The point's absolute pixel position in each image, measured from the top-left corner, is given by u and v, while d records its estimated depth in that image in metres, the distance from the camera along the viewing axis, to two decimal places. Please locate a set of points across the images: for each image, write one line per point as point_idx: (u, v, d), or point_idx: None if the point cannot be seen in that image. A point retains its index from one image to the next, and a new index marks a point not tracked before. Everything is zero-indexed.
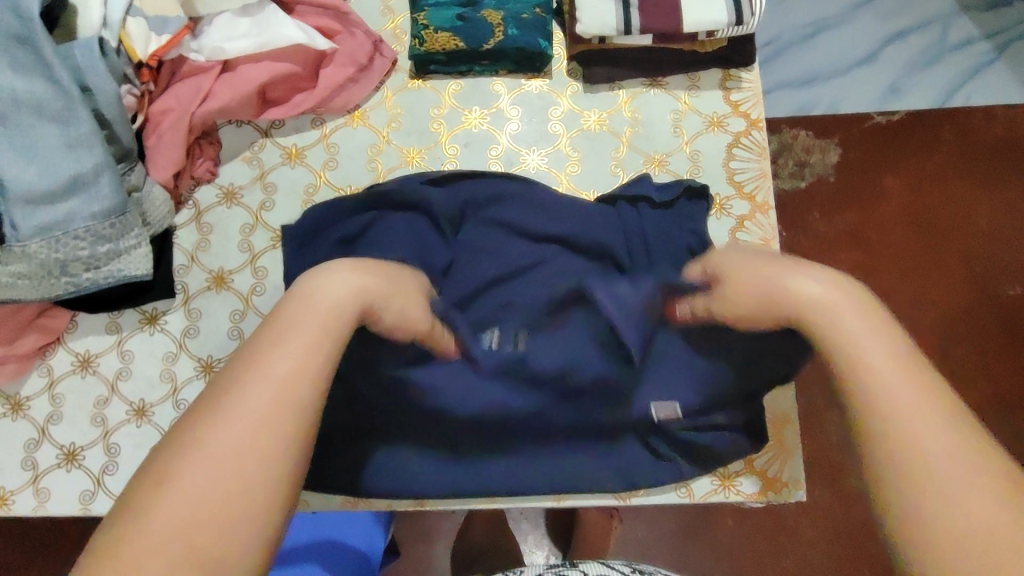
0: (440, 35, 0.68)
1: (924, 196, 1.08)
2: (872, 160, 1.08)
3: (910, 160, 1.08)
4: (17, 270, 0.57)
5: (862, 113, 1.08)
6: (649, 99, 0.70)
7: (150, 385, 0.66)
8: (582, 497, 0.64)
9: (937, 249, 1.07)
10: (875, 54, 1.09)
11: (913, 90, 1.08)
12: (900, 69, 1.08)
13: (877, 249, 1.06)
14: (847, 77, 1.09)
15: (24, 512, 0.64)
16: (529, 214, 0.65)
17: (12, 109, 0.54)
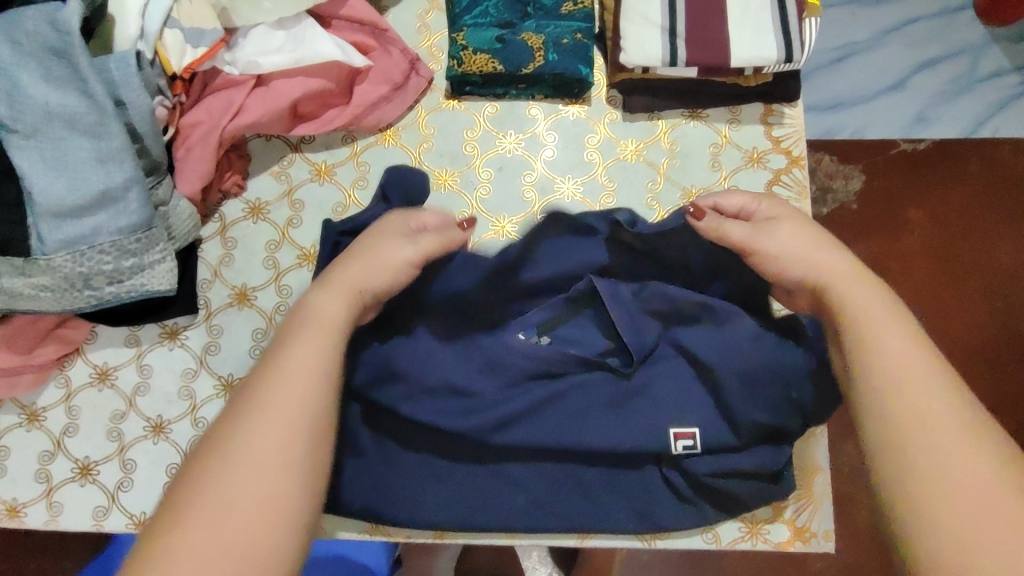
0: (478, 57, 0.66)
1: (948, 230, 1.06)
2: (896, 192, 1.06)
3: (936, 192, 1.06)
4: (41, 282, 0.56)
5: (887, 141, 1.06)
6: (688, 131, 0.69)
7: (168, 401, 0.64)
8: (606, 536, 0.62)
9: (960, 284, 1.05)
10: (904, 81, 1.06)
11: (941, 120, 1.05)
12: (930, 98, 1.05)
13: (899, 283, 1.05)
14: (875, 104, 1.06)
15: (35, 525, 0.63)
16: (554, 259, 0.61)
17: (45, 121, 0.52)
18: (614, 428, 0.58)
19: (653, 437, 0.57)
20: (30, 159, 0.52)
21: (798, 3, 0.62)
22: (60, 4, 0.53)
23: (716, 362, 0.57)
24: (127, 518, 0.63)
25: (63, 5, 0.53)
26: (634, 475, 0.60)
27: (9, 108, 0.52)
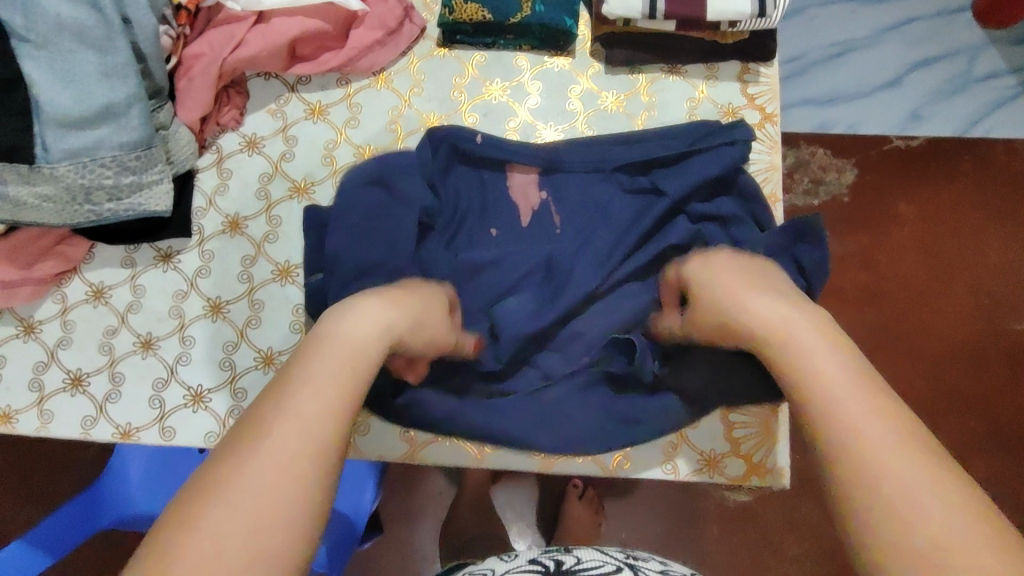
0: (468, 6, 0.69)
1: (938, 225, 1.09)
2: (887, 185, 1.09)
3: (927, 188, 1.09)
4: (44, 192, 0.59)
5: (880, 135, 1.09)
6: (667, 86, 0.72)
7: (158, 319, 0.67)
8: (568, 461, 0.64)
9: (946, 279, 1.08)
10: (901, 78, 1.07)
11: (935, 118, 1.08)
12: (924, 96, 1.07)
13: (887, 274, 1.08)
14: (871, 100, 1.08)
15: (26, 431, 0.66)
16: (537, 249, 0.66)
17: (55, 33, 0.56)
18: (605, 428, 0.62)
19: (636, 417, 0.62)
20: (38, 68, 0.56)
21: None
22: None
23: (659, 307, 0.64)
24: (113, 427, 0.65)
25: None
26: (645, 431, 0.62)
27: (24, 17, 0.55)
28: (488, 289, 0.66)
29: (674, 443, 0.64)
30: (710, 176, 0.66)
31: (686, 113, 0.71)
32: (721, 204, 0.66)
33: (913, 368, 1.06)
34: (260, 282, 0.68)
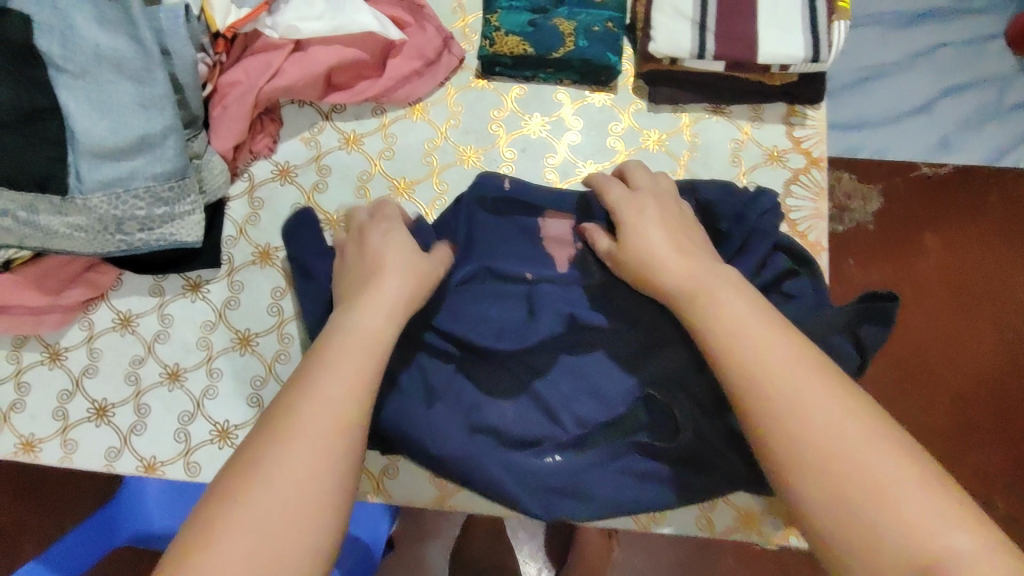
0: (510, 38, 0.68)
1: (963, 257, 1.06)
2: (913, 215, 1.06)
3: (957, 222, 1.06)
4: (76, 222, 0.58)
5: (909, 162, 1.05)
6: (710, 126, 0.70)
7: (185, 350, 0.66)
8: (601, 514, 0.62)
9: (970, 312, 1.05)
10: (930, 104, 1.04)
11: (962, 147, 1.05)
12: (955, 122, 1.04)
13: (910, 305, 1.05)
14: (897, 127, 1.05)
15: (49, 461, 0.65)
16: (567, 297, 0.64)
17: (94, 63, 0.54)
18: (622, 485, 0.61)
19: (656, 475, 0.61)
20: (75, 99, 0.54)
21: (828, 4, 0.64)
22: None
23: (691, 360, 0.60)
24: (138, 461, 0.65)
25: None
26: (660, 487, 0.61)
27: (61, 47, 0.54)
28: (523, 336, 0.62)
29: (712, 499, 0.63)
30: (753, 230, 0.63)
31: (732, 153, 0.69)
32: (776, 261, 0.62)
33: (939, 406, 1.04)
34: (290, 316, 0.67)
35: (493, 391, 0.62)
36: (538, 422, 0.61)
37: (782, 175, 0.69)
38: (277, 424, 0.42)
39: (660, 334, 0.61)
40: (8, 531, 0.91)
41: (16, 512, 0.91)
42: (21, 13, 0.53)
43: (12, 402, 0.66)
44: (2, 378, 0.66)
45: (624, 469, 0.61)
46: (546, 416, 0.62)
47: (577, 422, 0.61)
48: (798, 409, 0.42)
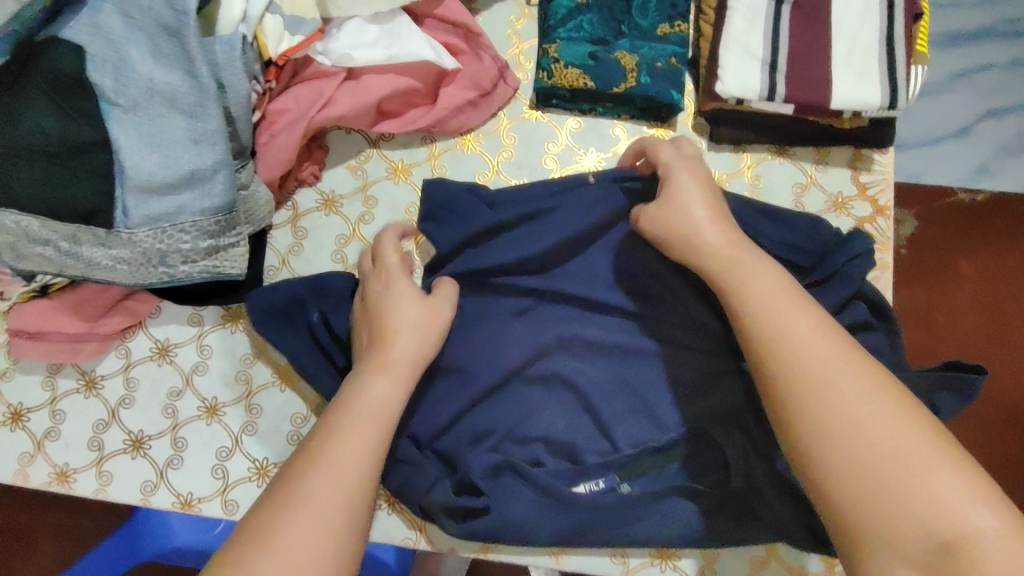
0: (570, 71, 0.65)
1: (997, 286, 0.99)
2: (948, 242, 0.99)
3: (990, 245, 0.99)
4: (119, 255, 0.56)
5: (942, 187, 0.98)
6: (773, 168, 0.68)
7: (224, 384, 0.65)
8: (632, 546, 0.60)
9: (1005, 344, 0.98)
10: (968, 128, 0.97)
11: (1004, 173, 0.97)
12: (994, 148, 0.97)
13: (941, 334, 0.98)
14: (934, 149, 0.98)
15: (83, 492, 0.63)
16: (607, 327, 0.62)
17: (147, 97, 0.52)
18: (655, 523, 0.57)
19: (687, 517, 0.57)
20: (126, 133, 0.52)
21: (908, 50, 0.61)
22: None
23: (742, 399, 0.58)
24: (174, 496, 0.63)
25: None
26: (692, 522, 0.57)
27: (114, 81, 0.52)
28: (556, 357, 0.61)
29: (762, 557, 0.62)
30: (810, 283, 0.61)
31: (797, 198, 0.67)
32: (856, 312, 0.61)
33: (961, 433, 0.97)
34: None
35: (550, 431, 0.59)
36: (589, 434, 0.60)
37: (846, 224, 0.67)
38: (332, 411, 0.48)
39: (717, 364, 0.60)
40: (20, 532, 0.92)
41: (36, 516, 0.92)
42: (73, 43, 0.51)
43: (47, 430, 0.64)
44: (38, 405, 0.65)
45: (657, 506, 0.57)
46: (598, 432, 0.60)
47: (630, 443, 0.59)
48: (796, 364, 0.44)
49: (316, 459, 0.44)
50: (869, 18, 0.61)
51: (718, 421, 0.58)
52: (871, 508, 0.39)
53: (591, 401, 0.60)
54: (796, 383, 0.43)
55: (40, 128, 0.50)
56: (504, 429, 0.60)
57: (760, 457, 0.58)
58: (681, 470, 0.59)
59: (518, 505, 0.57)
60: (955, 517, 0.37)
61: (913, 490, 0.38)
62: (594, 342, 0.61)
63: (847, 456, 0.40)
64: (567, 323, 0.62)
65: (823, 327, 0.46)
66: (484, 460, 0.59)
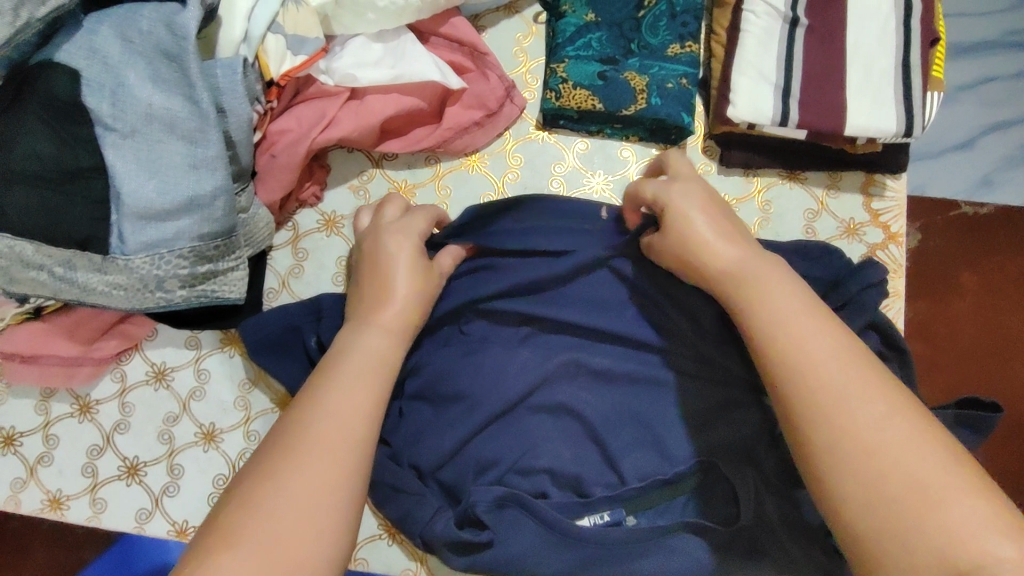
0: (578, 91, 0.64)
1: (1004, 300, 0.92)
2: (952, 253, 0.93)
3: (993, 256, 0.92)
4: (115, 280, 0.53)
5: (947, 200, 0.92)
6: (785, 193, 0.66)
7: (222, 410, 0.63)
8: None
9: (1014, 361, 0.91)
10: (973, 140, 0.92)
11: (1010, 185, 0.91)
12: (999, 160, 0.91)
13: (944, 351, 0.91)
14: (938, 162, 0.92)
15: (76, 519, 0.62)
16: (614, 356, 0.60)
17: (145, 123, 0.51)
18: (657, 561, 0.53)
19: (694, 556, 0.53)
20: (123, 158, 0.51)
21: (925, 77, 0.60)
22: (181, 8, 0.52)
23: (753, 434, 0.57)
24: (170, 525, 0.62)
25: (182, 10, 0.52)
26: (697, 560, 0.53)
27: (112, 106, 0.50)
28: (559, 383, 0.59)
29: None
30: None
31: (809, 224, 0.66)
32: (869, 341, 0.58)
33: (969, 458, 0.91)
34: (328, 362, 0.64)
35: (555, 463, 0.56)
36: (596, 467, 0.57)
37: (858, 250, 0.66)
38: (310, 401, 0.44)
39: (726, 396, 0.58)
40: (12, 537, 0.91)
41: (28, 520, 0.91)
42: (69, 67, 0.50)
43: (39, 455, 0.63)
44: (30, 429, 0.63)
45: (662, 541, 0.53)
46: (605, 465, 0.58)
47: (638, 477, 0.56)
48: (808, 376, 0.41)
49: (295, 453, 0.40)
50: (885, 43, 0.60)
51: (727, 454, 0.57)
52: (882, 535, 0.36)
53: (598, 432, 0.58)
54: (810, 397, 0.41)
55: (33, 152, 0.49)
56: (512, 458, 0.57)
57: (770, 492, 0.55)
58: (688, 506, 0.56)
59: (520, 540, 0.54)
60: (975, 547, 0.34)
61: (926, 516, 0.35)
62: (597, 373, 0.59)
63: (857, 475, 0.38)
64: (572, 349, 0.60)
65: (842, 340, 0.43)
66: (488, 493, 0.55)
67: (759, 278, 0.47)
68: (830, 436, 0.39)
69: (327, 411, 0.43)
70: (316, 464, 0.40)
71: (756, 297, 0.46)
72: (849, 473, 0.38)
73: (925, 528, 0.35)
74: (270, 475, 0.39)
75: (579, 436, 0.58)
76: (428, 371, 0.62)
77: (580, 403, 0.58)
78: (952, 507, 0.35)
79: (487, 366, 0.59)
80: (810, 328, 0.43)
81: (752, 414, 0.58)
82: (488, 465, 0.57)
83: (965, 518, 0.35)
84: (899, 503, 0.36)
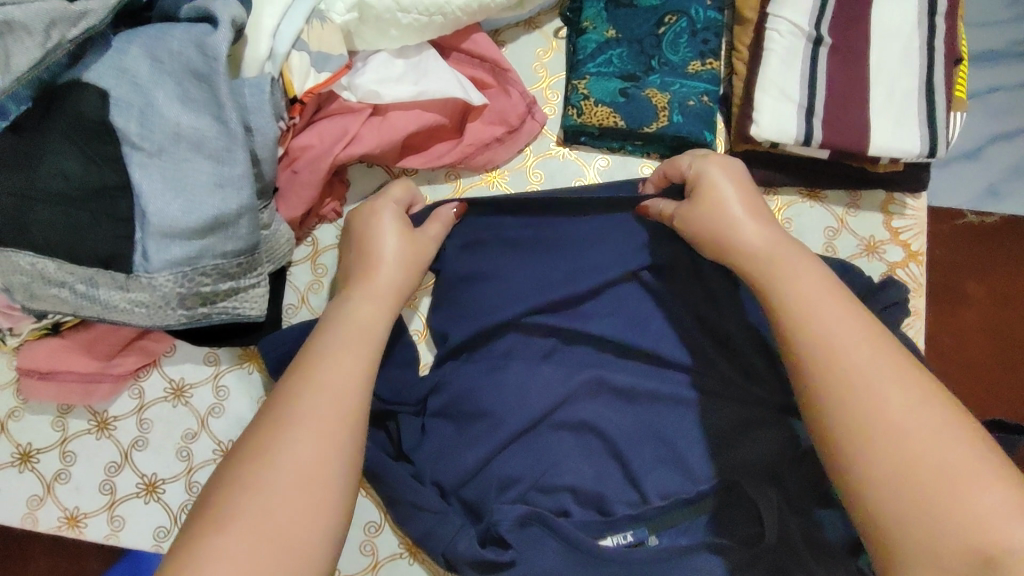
0: (600, 109, 0.64)
1: (1011, 311, 0.92)
2: (957, 264, 0.93)
3: (1000, 267, 0.92)
4: (138, 298, 0.53)
5: (952, 209, 0.91)
6: (805, 211, 0.66)
7: (241, 426, 0.63)
8: None
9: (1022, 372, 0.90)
10: (979, 149, 0.90)
11: (1015, 195, 0.90)
12: (1003, 169, 0.90)
13: (949, 362, 0.91)
14: (942, 170, 0.91)
15: (94, 537, 0.61)
16: (637, 376, 0.59)
17: (172, 142, 0.50)
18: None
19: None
20: (149, 177, 0.50)
21: (947, 98, 0.60)
22: (211, 31, 0.51)
23: (780, 454, 0.56)
24: None
25: (212, 31, 0.51)
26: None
27: (139, 126, 0.50)
28: (579, 402, 0.59)
29: None
30: None
31: (830, 241, 0.66)
32: None
33: None
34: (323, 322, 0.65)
35: (577, 481, 0.56)
36: (617, 485, 0.57)
37: (878, 268, 0.66)
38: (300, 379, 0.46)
39: (750, 415, 0.57)
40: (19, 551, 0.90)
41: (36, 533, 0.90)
42: (99, 87, 0.49)
43: (57, 472, 0.62)
44: (47, 446, 0.62)
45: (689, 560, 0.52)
46: (626, 483, 0.57)
47: (660, 495, 0.56)
48: (838, 356, 0.43)
49: (285, 431, 0.43)
50: (908, 64, 0.60)
51: (752, 472, 0.56)
52: (905, 515, 0.37)
53: (620, 449, 0.57)
54: (841, 378, 0.42)
55: (62, 172, 0.49)
56: (533, 476, 0.57)
57: (793, 512, 0.55)
58: (711, 523, 0.55)
59: (547, 563, 0.53)
60: (993, 525, 0.35)
61: (946, 496, 0.37)
62: (618, 391, 0.59)
63: (884, 457, 0.39)
64: (593, 368, 0.60)
65: (867, 325, 0.44)
66: (511, 511, 0.54)
67: (789, 267, 0.48)
68: (860, 419, 0.40)
69: (317, 389, 0.45)
70: (307, 443, 0.42)
71: (784, 281, 0.48)
72: (876, 455, 0.39)
73: (950, 509, 0.36)
74: (265, 457, 0.41)
75: (598, 454, 0.58)
76: (451, 389, 0.61)
77: (599, 420, 0.58)
78: (975, 487, 0.37)
79: (510, 384, 0.59)
80: (834, 315, 0.44)
81: (775, 434, 0.57)
82: (511, 482, 0.57)
83: (986, 497, 0.36)
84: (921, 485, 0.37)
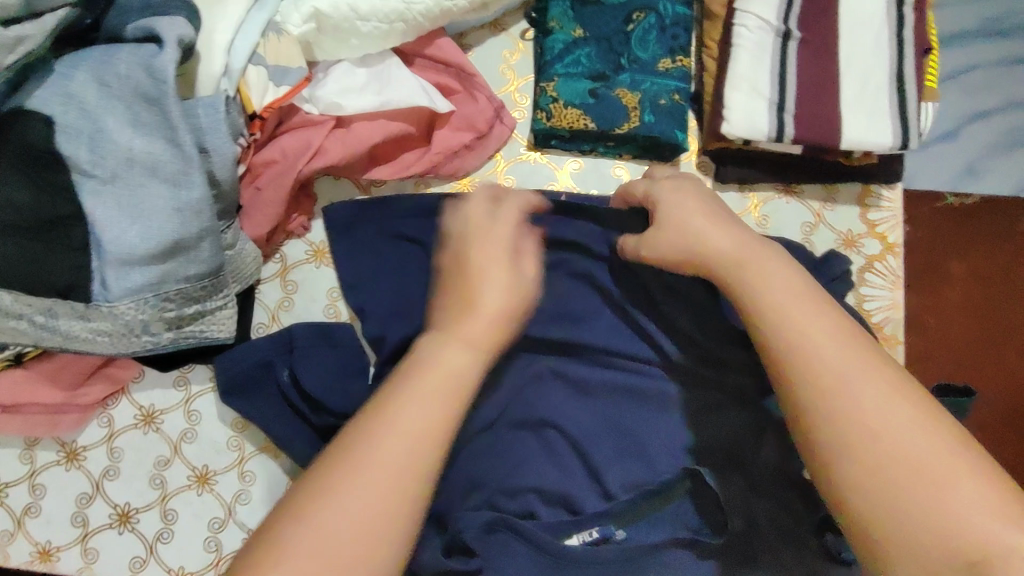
0: (569, 111, 0.63)
1: (995, 287, 0.88)
2: (939, 243, 0.88)
3: (985, 243, 0.87)
4: (98, 327, 0.51)
5: (932, 193, 0.86)
6: (781, 207, 0.65)
7: (215, 451, 0.61)
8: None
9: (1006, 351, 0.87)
10: (956, 130, 0.85)
11: (993, 174, 0.86)
12: (981, 149, 0.85)
13: (935, 346, 0.87)
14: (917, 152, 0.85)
15: (68, 571, 0.60)
16: (591, 369, 0.58)
17: (125, 167, 0.49)
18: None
19: None
20: (103, 205, 0.49)
21: (918, 90, 0.59)
22: (158, 51, 0.49)
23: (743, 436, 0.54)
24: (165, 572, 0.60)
25: (160, 52, 0.49)
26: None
27: (90, 152, 0.48)
28: (545, 403, 0.57)
29: None
30: None
31: (807, 237, 0.65)
32: None
33: None
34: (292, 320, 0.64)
35: (542, 483, 0.53)
36: (581, 480, 0.54)
37: (856, 263, 0.65)
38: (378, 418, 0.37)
39: (712, 399, 0.55)
40: None
41: None
42: (42, 113, 0.48)
43: (27, 506, 0.60)
44: (15, 479, 0.61)
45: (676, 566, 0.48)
46: (587, 477, 0.54)
47: (622, 486, 0.53)
48: (806, 355, 0.40)
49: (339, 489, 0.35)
50: (878, 56, 0.59)
51: (714, 460, 0.53)
52: (884, 518, 0.36)
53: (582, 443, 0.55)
54: (812, 377, 0.40)
55: (10, 202, 0.47)
56: (496, 479, 0.54)
57: (760, 497, 0.52)
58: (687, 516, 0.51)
59: None
60: (971, 526, 0.34)
61: (932, 499, 0.35)
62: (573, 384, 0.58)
63: (867, 459, 0.37)
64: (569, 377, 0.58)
65: (839, 321, 0.42)
66: (477, 518, 0.50)
67: (742, 260, 0.46)
68: (837, 417, 0.38)
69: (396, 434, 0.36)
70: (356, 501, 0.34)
71: (754, 276, 0.45)
72: (857, 458, 0.37)
73: (936, 514, 0.35)
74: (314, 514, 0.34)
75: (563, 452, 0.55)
76: None
77: (562, 418, 0.56)
78: (958, 489, 0.35)
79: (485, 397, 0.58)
80: (804, 311, 0.42)
81: (741, 413, 0.55)
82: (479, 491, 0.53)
83: (974, 500, 0.35)
84: (911, 491, 0.36)
